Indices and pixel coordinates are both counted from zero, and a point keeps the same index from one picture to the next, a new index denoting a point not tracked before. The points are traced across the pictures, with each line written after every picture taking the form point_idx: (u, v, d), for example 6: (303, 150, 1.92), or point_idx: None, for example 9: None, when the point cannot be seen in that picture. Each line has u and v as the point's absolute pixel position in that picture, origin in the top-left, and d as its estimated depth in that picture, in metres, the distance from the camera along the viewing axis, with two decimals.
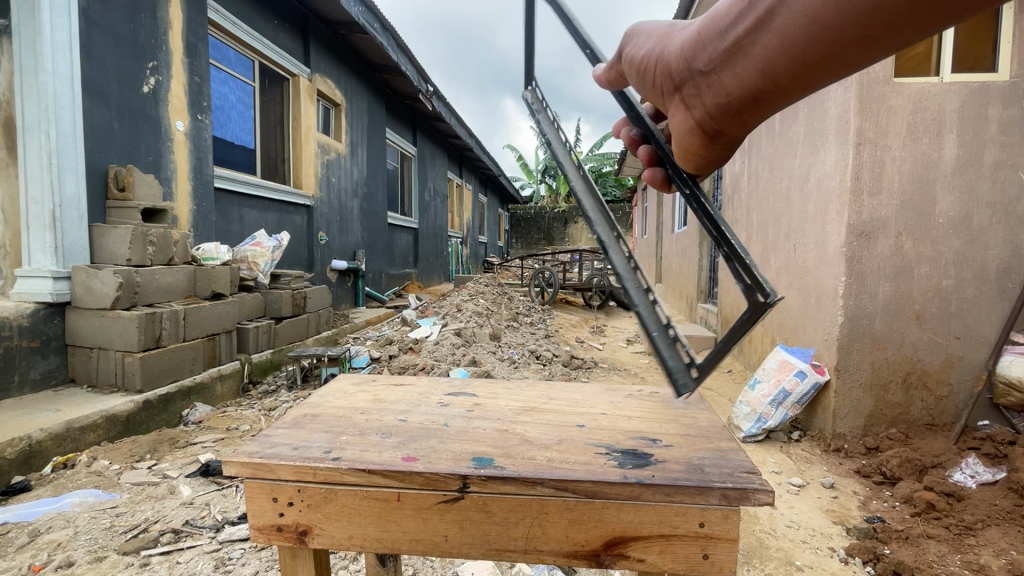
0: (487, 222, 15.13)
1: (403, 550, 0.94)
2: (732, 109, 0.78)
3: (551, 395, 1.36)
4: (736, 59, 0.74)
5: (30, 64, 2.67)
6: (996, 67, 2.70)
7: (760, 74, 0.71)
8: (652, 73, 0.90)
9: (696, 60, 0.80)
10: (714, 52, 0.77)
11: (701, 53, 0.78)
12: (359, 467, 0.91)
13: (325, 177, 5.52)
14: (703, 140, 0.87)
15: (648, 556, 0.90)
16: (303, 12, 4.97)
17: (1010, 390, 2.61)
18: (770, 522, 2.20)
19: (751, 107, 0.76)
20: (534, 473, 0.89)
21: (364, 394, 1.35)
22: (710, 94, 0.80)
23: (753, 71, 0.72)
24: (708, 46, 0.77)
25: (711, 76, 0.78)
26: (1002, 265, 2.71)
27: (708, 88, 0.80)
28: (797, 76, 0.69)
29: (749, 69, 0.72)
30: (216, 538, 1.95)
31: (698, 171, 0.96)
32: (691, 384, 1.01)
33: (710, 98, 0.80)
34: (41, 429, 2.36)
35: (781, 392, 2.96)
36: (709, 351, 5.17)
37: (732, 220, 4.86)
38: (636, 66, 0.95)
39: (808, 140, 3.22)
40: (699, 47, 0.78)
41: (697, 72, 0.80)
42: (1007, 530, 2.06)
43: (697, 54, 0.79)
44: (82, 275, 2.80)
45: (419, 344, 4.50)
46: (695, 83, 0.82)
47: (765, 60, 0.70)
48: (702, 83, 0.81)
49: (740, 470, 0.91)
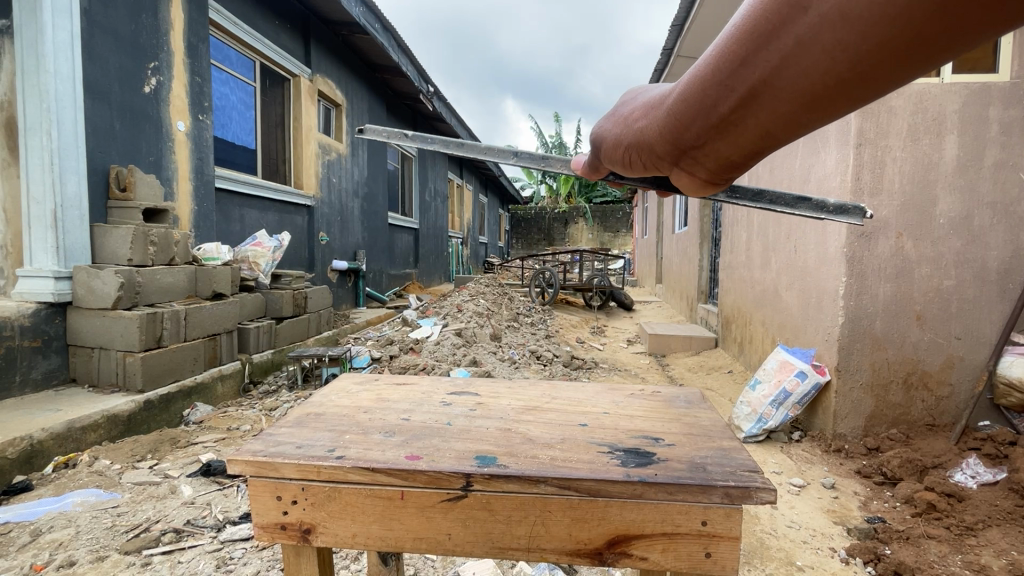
0: (488, 222, 15.14)
1: (406, 547, 0.95)
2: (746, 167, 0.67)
3: (553, 394, 1.37)
4: (728, 135, 0.62)
5: (32, 64, 2.68)
6: (997, 68, 2.69)
7: (764, 141, 0.60)
8: (637, 151, 0.80)
9: (683, 136, 0.68)
10: (700, 127, 0.65)
11: (686, 130, 0.67)
12: (363, 464, 0.92)
13: (325, 177, 5.53)
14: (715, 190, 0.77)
15: (651, 554, 0.90)
16: (304, 12, 4.98)
17: (1011, 390, 2.61)
18: (771, 523, 2.20)
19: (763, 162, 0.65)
20: (537, 470, 0.89)
21: (366, 393, 1.36)
22: (710, 163, 0.69)
23: (754, 143, 0.61)
24: (691, 124, 0.65)
25: (705, 146, 0.67)
26: (1003, 266, 2.71)
27: (706, 159, 0.69)
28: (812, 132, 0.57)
29: (750, 142, 0.61)
30: (217, 538, 1.95)
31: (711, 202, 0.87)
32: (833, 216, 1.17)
33: (711, 166, 0.69)
34: (42, 429, 2.36)
35: (781, 392, 2.97)
36: (710, 351, 5.17)
37: (733, 221, 4.87)
38: (621, 144, 0.84)
39: (809, 141, 3.22)
40: (681, 126, 0.67)
41: (688, 148, 0.69)
42: (1008, 530, 2.06)
43: (681, 130, 0.68)
44: (83, 275, 2.80)
45: (420, 344, 4.51)
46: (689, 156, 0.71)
47: (768, 133, 0.58)
48: (699, 152, 0.69)
49: (742, 469, 0.92)
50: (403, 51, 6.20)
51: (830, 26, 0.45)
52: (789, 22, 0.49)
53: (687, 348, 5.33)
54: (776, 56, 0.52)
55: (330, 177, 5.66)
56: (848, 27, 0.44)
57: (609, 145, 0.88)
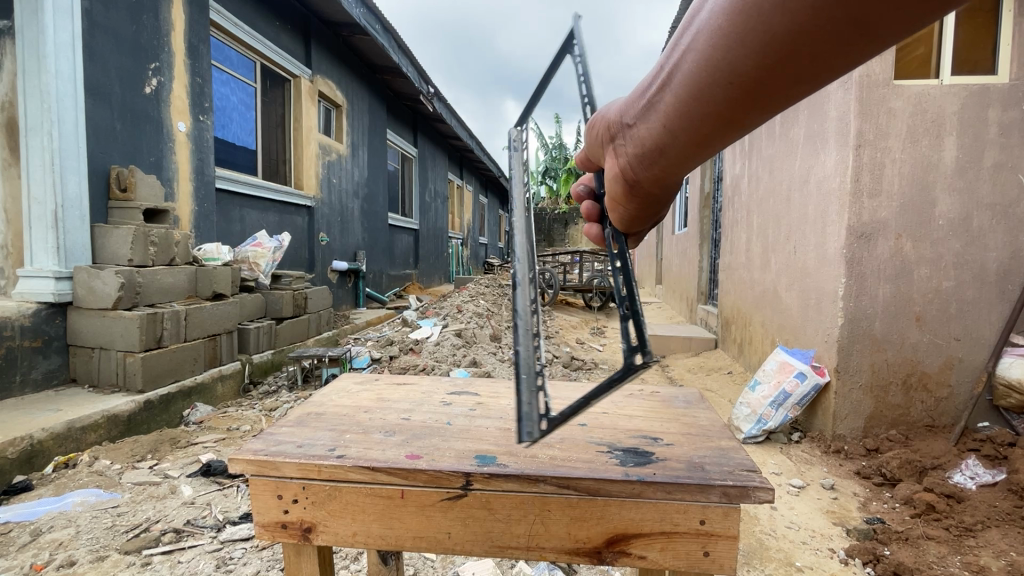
0: (488, 223, 15.18)
1: (407, 547, 0.95)
2: (651, 165, 0.73)
3: (553, 394, 1.37)
4: (649, 117, 0.69)
5: (33, 64, 2.69)
6: (997, 70, 2.70)
7: (668, 130, 0.66)
8: (597, 132, 0.89)
9: (627, 112, 0.76)
10: (638, 107, 0.72)
11: (631, 107, 0.75)
12: (364, 464, 0.92)
13: (326, 177, 5.53)
14: (625, 190, 0.82)
15: (650, 553, 0.91)
16: (305, 13, 4.99)
17: (1010, 391, 2.61)
18: (770, 523, 2.21)
19: (668, 163, 0.71)
20: (536, 470, 0.90)
21: (367, 392, 1.36)
22: (631, 150, 0.76)
23: (659, 127, 0.67)
24: (635, 102, 0.73)
25: (633, 127, 0.74)
26: (1002, 267, 2.72)
27: (630, 142, 0.76)
28: (696, 136, 0.63)
29: (657, 127, 0.68)
30: (217, 538, 1.95)
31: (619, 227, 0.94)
32: (538, 434, 0.81)
33: (631, 153, 0.76)
34: (42, 428, 2.36)
35: (781, 393, 2.97)
36: (709, 352, 5.18)
37: (733, 222, 4.87)
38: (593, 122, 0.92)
39: (809, 142, 3.23)
40: (628, 104, 0.76)
41: (625, 128, 0.78)
42: (1007, 532, 2.07)
43: (628, 108, 0.76)
44: (83, 275, 2.81)
45: (420, 345, 4.51)
46: (623, 137, 0.79)
47: (669, 125, 0.65)
48: (629, 135, 0.76)
49: (741, 468, 0.92)
50: (403, 52, 6.21)
51: (718, 11, 0.53)
52: (701, 10, 0.57)
53: (687, 349, 5.34)
54: (687, 42, 0.59)
55: (330, 177, 5.66)
56: (726, 14, 0.51)
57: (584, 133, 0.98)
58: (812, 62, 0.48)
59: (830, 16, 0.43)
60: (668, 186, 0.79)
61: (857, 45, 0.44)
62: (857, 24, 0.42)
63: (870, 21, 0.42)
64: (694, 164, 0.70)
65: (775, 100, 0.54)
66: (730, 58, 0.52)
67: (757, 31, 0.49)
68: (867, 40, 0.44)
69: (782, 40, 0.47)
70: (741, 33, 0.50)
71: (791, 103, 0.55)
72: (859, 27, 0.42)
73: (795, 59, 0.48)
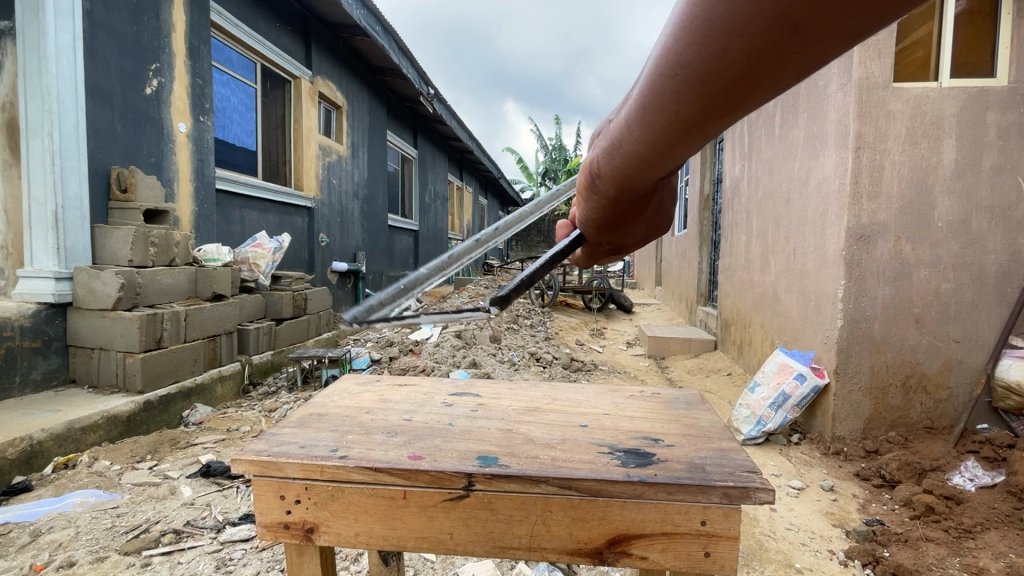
0: (488, 225, 15.18)
1: (408, 547, 0.95)
2: (611, 163, 0.68)
3: (554, 395, 1.38)
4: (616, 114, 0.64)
5: (34, 65, 2.70)
6: (996, 73, 2.71)
7: (622, 129, 0.61)
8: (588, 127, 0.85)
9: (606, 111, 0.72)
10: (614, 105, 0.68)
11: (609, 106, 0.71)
12: (366, 464, 0.93)
13: (326, 179, 5.54)
14: (591, 189, 0.79)
15: (651, 554, 0.91)
16: (305, 14, 5.00)
17: (1008, 393, 2.62)
18: (769, 525, 2.21)
19: (624, 168, 0.66)
20: (538, 471, 0.90)
21: (368, 394, 1.37)
22: (600, 146, 0.71)
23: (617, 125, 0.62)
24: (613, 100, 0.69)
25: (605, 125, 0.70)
26: (1001, 269, 2.73)
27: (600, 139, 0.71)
28: (644, 140, 0.57)
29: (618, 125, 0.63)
30: (217, 539, 1.95)
31: (593, 226, 0.89)
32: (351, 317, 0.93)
33: (599, 148, 0.71)
34: (42, 429, 2.36)
35: (780, 395, 2.98)
36: (709, 353, 5.18)
37: (733, 224, 4.88)
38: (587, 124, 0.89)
39: (809, 144, 3.23)
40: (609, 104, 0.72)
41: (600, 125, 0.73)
42: (1005, 533, 2.07)
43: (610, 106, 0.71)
44: (84, 275, 2.81)
45: (420, 346, 4.52)
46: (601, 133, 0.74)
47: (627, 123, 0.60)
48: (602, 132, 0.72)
49: (741, 469, 0.93)
50: (404, 54, 6.22)
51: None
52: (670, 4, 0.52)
53: (686, 351, 5.34)
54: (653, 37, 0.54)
55: (331, 178, 5.67)
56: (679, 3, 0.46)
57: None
58: (749, 64, 0.42)
59: (761, 9, 0.38)
60: (632, 193, 0.73)
61: (790, 48, 0.40)
62: (790, 23, 0.38)
63: (802, 21, 0.37)
64: (650, 172, 0.64)
65: (716, 110, 0.48)
66: (672, 52, 0.47)
67: (697, 20, 0.43)
68: (803, 43, 0.39)
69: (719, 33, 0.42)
70: (682, 25, 0.45)
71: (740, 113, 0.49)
72: (792, 26, 0.38)
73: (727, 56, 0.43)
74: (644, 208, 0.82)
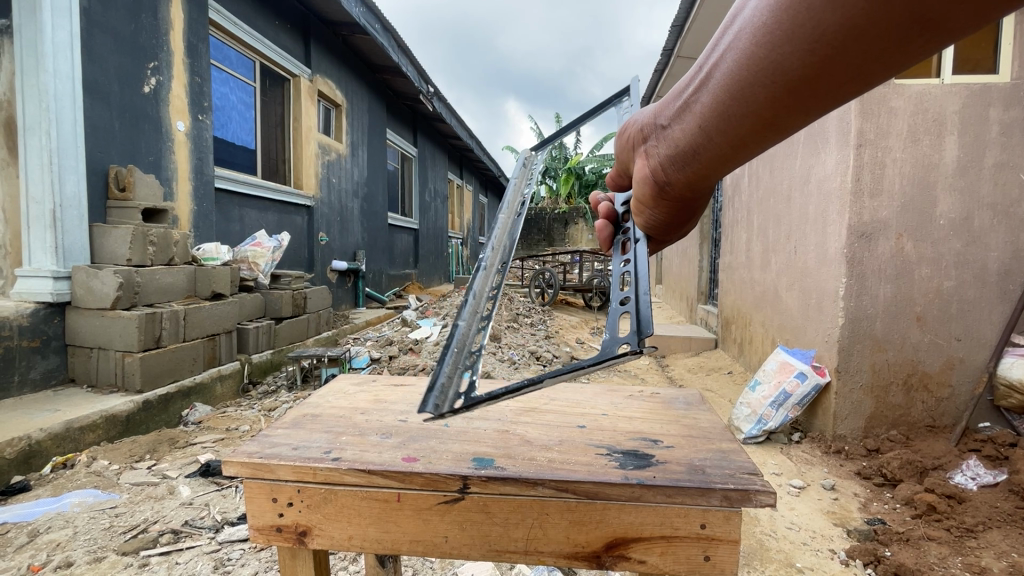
0: (486, 222, 15.15)
1: (403, 551, 0.94)
2: (687, 161, 0.84)
3: (552, 395, 1.36)
4: (686, 115, 0.80)
5: (30, 64, 2.67)
6: (997, 70, 2.69)
7: (704, 130, 0.76)
8: (631, 132, 1.02)
9: (662, 117, 0.88)
10: (671, 110, 0.85)
11: (665, 111, 0.87)
12: (358, 467, 0.91)
13: (325, 177, 5.53)
14: (657, 193, 0.94)
15: (649, 558, 0.89)
16: (304, 12, 4.98)
17: (1010, 391, 2.60)
18: (770, 524, 2.20)
19: (698, 163, 0.82)
20: (534, 473, 0.88)
21: (365, 394, 1.35)
22: (667, 149, 0.87)
23: (694, 128, 0.78)
24: (670, 105, 0.86)
25: (668, 129, 0.86)
26: (1003, 267, 2.71)
27: (667, 142, 0.87)
28: (735, 135, 0.72)
29: (694, 126, 0.78)
30: (215, 539, 1.94)
31: (651, 228, 1.07)
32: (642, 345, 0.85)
33: (669, 152, 0.87)
34: (41, 428, 2.35)
35: (781, 393, 2.97)
36: (709, 352, 5.16)
37: (733, 222, 4.85)
38: (624, 133, 1.06)
39: (809, 141, 3.21)
40: (662, 109, 0.88)
41: (660, 129, 0.89)
42: (1008, 533, 2.05)
43: (663, 111, 0.88)
44: (82, 274, 2.79)
45: (420, 345, 4.50)
46: (658, 136, 0.90)
47: (706, 127, 0.75)
48: (663, 136, 0.89)
49: (741, 471, 0.91)
50: (403, 52, 6.19)
51: (761, 16, 0.61)
52: (742, 12, 0.66)
53: (687, 349, 5.33)
54: (724, 47, 0.69)
55: (330, 177, 5.67)
56: (773, 12, 0.59)
57: (617, 140, 1.11)
58: (856, 65, 0.55)
59: (876, 18, 0.50)
60: (698, 189, 0.90)
61: (899, 44, 0.51)
62: (920, 21, 0.48)
63: (932, 18, 0.47)
64: (727, 167, 0.80)
65: (809, 105, 0.62)
66: (778, 55, 0.59)
67: (806, 29, 0.56)
68: (924, 37, 0.49)
69: (829, 44, 0.55)
70: (789, 33, 0.57)
71: (827, 108, 0.62)
72: (912, 24, 0.48)
73: (840, 63, 0.55)
74: (707, 198, 0.96)
